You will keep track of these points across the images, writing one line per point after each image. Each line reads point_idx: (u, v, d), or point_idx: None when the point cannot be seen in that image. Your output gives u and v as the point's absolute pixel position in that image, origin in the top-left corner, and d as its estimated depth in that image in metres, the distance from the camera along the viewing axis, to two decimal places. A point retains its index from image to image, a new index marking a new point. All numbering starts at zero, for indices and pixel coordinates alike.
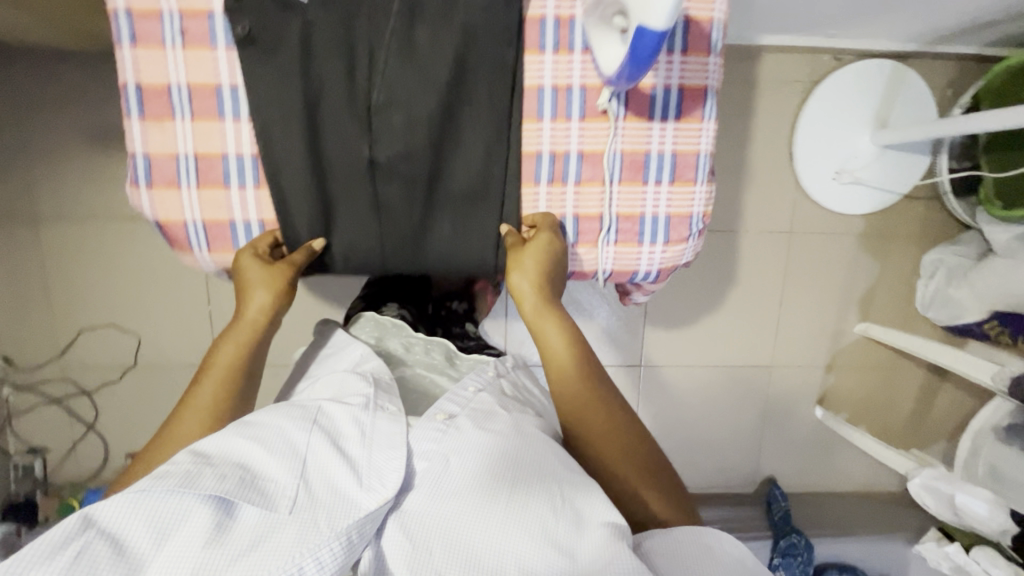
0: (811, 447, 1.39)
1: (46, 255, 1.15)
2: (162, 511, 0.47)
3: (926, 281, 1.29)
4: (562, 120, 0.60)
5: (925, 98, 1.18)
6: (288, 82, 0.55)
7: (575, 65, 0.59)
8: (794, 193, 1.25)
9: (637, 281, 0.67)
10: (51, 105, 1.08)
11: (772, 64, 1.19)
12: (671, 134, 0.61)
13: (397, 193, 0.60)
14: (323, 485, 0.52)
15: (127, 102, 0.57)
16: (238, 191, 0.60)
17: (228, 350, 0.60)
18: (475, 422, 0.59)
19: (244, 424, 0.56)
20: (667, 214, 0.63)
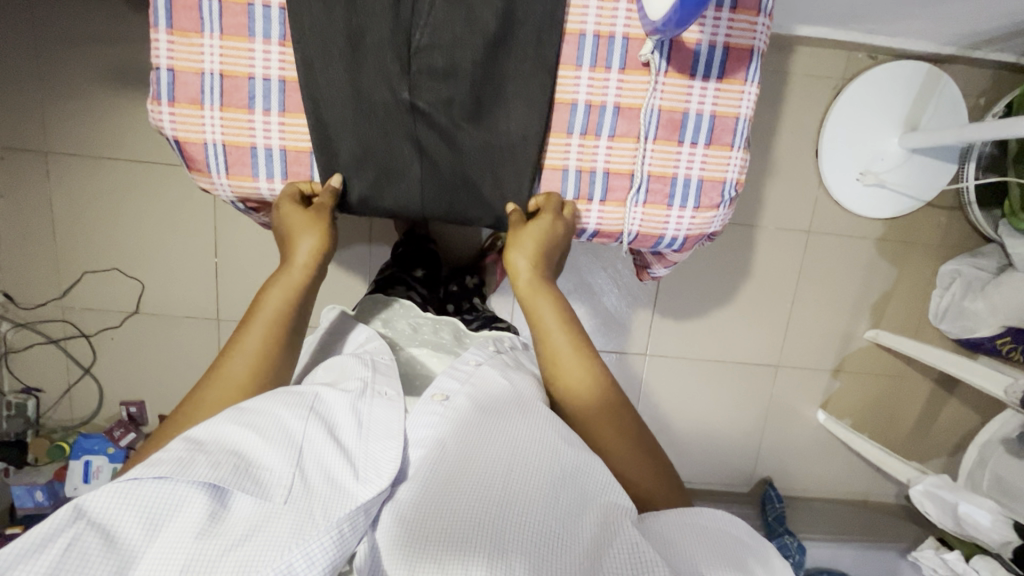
0: (810, 452, 1.38)
1: (56, 192, 1.14)
2: (155, 500, 0.44)
3: (940, 292, 1.27)
4: (602, 70, 0.58)
5: (959, 104, 1.16)
6: (331, 14, 0.53)
7: (620, 12, 0.57)
8: (815, 192, 1.23)
9: (661, 246, 0.66)
10: (72, 38, 1.06)
11: (805, 57, 1.17)
12: (712, 94, 0.60)
13: (440, 143, 0.59)
14: (320, 474, 0.50)
15: (156, 13, 0.55)
16: (261, 117, 0.58)
17: (277, 296, 0.59)
18: (472, 401, 0.59)
19: (238, 411, 0.52)
20: (700, 177, 0.62)
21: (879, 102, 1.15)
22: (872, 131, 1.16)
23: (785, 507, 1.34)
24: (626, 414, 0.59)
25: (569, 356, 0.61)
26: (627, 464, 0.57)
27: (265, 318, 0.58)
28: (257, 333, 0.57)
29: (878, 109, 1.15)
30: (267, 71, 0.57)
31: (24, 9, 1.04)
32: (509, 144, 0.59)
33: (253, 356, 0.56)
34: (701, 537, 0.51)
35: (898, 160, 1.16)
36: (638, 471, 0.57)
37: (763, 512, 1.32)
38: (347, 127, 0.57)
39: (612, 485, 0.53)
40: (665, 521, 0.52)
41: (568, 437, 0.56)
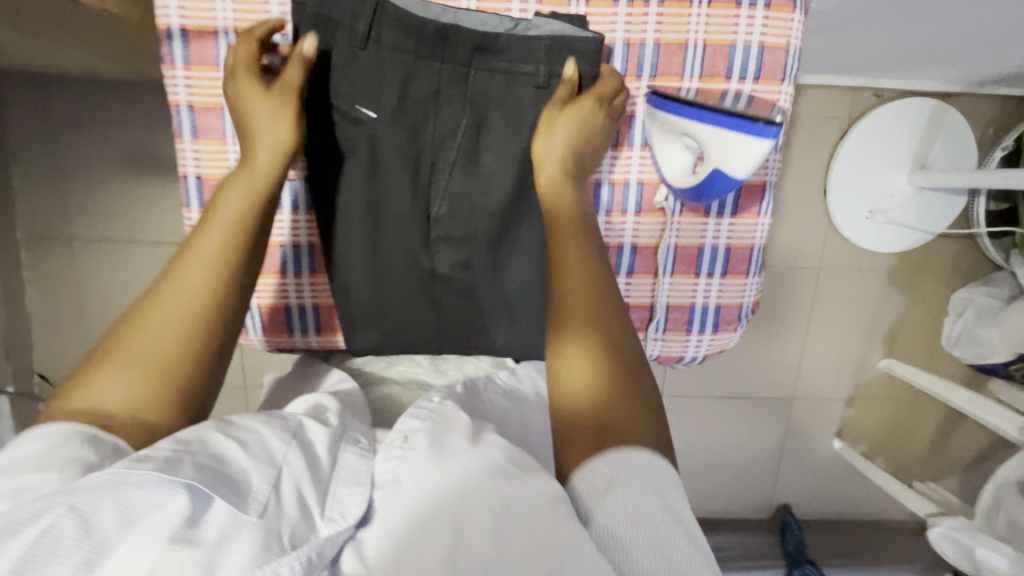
0: (827, 478, 1.40)
1: (81, 276, 1.16)
2: (139, 496, 0.41)
3: (953, 319, 1.26)
4: (620, 214, 0.69)
5: (967, 139, 1.15)
6: (353, 190, 0.63)
7: (634, 160, 0.68)
8: (825, 229, 1.24)
9: (682, 362, 0.75)
10: (87, 131, 1.08)
11: (812, 99, 1.16)
12: (726, 231, 0.70)
13: (456, 294, 0.66)
14: (293, 498, 0.46)
15: (189, 195, 0.68)
16: (295, 280, 0.70)
17: (234, 200, 0.58)
18: (432, 439, 0.52)
19: (224, 424, 0.50)
20: (717, 302, 0.72)
21: (886, 142, 1.15)
22: (880, 170, 1.16)
23: (804, 533, 1.38)
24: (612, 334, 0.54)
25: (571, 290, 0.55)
26: (608, 398, 0.50)
27: (228, 218, 0.57)
28: (215, 232, 0.56)
29: (885, 148, 1.15)
30: (297, 240, 0.69)
31: (39, 108, 1.06)
32: (515, 295, 0.67)
33: (210, 258, 0.55)
34: (659, 507, 0.45)
35: (906, 197, 1.17)
36: (628, 397, 0.50)
37: (783, 540, 1.35)
38: (372, 282, 0.65)
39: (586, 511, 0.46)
40: (610, 510, 0.45)
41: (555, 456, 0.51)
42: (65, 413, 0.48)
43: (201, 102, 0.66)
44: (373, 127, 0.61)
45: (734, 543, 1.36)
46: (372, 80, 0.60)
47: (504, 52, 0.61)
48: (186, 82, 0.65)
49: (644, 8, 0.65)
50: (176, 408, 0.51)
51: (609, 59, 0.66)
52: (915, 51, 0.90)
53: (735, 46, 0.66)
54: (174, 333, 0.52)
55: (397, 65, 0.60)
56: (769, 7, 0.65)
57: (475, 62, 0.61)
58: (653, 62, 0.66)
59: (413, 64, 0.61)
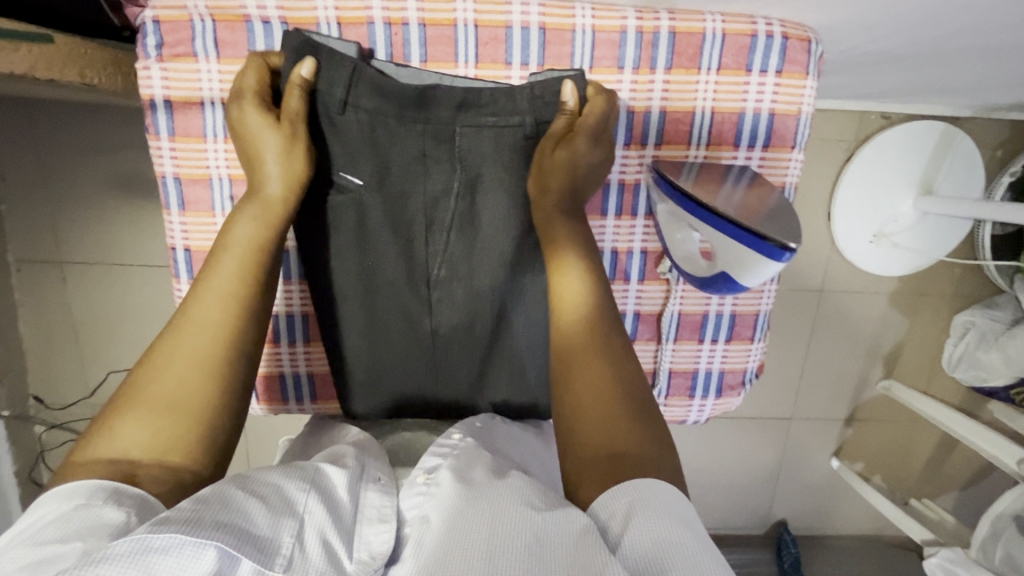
0: (823, 496, 1.41)
1: (74, 300, 1.15)
2: (164, 564, 0.38)
3: (954, 341, 1.25)
4: (623, 282, 0.70)
5: (975, 162, 1.13)
6: (346, 258, 0.63)
7: (637, 229, 0.68)
8: (828, 252, 1.22)
9: (685, 423, 0.77)
10: (74, 155, 1.06)
11: (817, 122, 1.14)
12: (730, 300, 0.70)
13: (454, 359, 0.67)
14: (317, 547, 0.45)
15: (178, 266, 0.67)
16: (289, 349, 0.72)
17: (247, 229, 0.57)
18: (456, 476, 0.52)
19: (240, 478, 0.48)
20: (720, 368, 0.73)
21: (893, 167, 1.13)
22: (885, 194, 1.14)
23: (800, 549, 1.39)
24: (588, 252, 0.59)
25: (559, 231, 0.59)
26: (603, 424, 0.49)
27: (243, 247, 0.57)
28: (231, 264, 0.56)
29: (891, 172, 1.13)
30: (291, 310, 0.70)
31: (23, 132, 1.03)
32: (526, 352, 0.68)
33: (226, 294, 0.55)
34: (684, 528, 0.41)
35: (911, 222, 1.15)
36: (628, 438, 0.48)
37: (779, 557, 1.37)
38: (372, 349, 0.67)
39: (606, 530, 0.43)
40: (637, 530, 0.40)
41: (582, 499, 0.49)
42: (90, 463, 0.46)
43: (188, 174, 0.64)
44: (359, 193, 0.61)
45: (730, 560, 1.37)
46: (356, 149, 0.60)
47: (489, 107, 0.58)
48: (171, 155, 0.64)
49: (650, 75, 0.63)
50: (203, 448, 0.50)
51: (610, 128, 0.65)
52: (927, 85, 0.88)
53: (744, 114, 0.65)
54: (193, 376, 0.51)
55: (379, 129, 0.58)
56: (780, 74, 0.64)
57: (459, 120, 0.58)
58: (659, 129, 0.65)
59: (393, 128, 0.58)
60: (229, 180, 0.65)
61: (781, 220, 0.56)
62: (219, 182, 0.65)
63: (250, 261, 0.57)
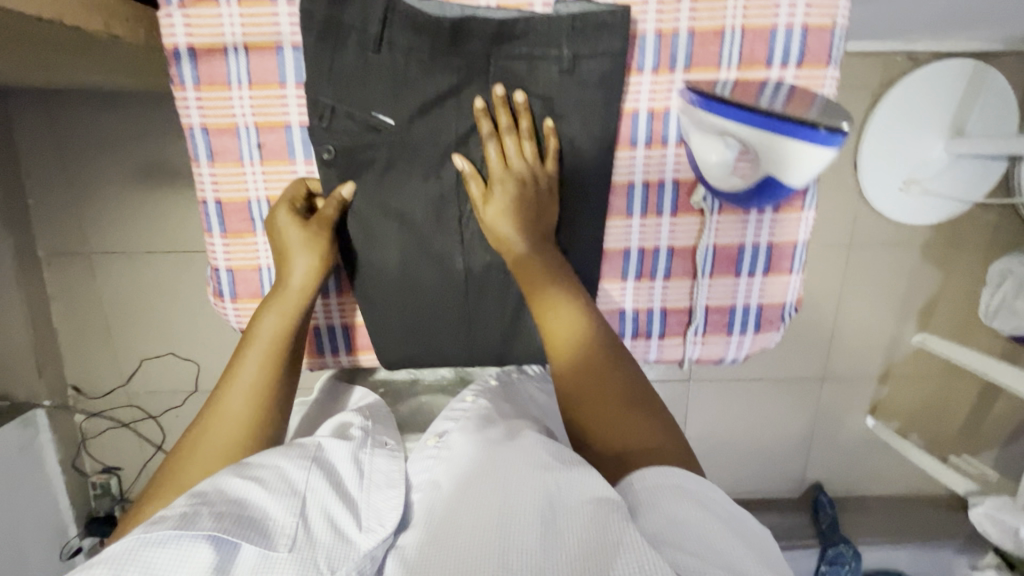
0: (859, 456, 1.38)
1: (104, 290, 1.17)
2: (164, 559, 0.43)
3: (991, 291, 1.21)
4: (653, 216, 0.69)
5: (1009, 100, 1.08)
6: (377, 199, 0.64)
7: (669, 157, 0.67)
8: (856, 204, 1.19)
9: (723, 363, 0.76)
10: (96, 144, 1.07)
11: (840, 67, 1.10)
12: (769, 228, 0.69)
13: (486, 301, 0.69)
14: (321, 522, 0.50)
15: (211, 220, 0.67)
16: (323, 301, 0.72)
17: (272, 322, 0.61)
18: (467, 433, 0.59)
19: (243, 465, 0.52)
20: (758, 303, 0.72)
21: (921, 109, 1.09)
22: (913, 139, 1.10)
23: (837, 511, 1.36)
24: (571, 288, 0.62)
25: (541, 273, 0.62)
26: (613, 427, 0.54)
27: (265, 340, 0.60)
28: (256, 354, 0.59)
29: (919, 116, 1.09)
30: None
31: (48, 123, 1.05)
32: None
33: (250, 387, 0.58)
34: (702, 512, 0.46)
35: (942, 167, 1.11)
36: (636, 432, 0.53)
37: (816, 519, 1.34)
38: (402, 299, 0.68)
39: (585, 484, 0.48)
40: (648, 515, 0.46)
41: (558, 456, 0.53)
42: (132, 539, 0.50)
43: (216, 124, 0.64)
44: (392, 132, 0.62)
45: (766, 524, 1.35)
46: (392, 87, 0.61)
47: (524, 39, 0.60)
48: (198, 104, 0.63)
49: None
50: None
51: (637, 52, 0.63)
52: (957, 14, 0.84)
53: (776, 30, 0.63)
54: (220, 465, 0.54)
55: (415, 66, 0.60)
56: None
57: (495, 53, 0.61)
58: (687, 53, 0.63)
59: (429, 65, 0.60)
60: (257, 128, 0.64)
61: (824, 110, 0.55)
62: (246, 131, 0.64)
63: (275, 348, 0.60)
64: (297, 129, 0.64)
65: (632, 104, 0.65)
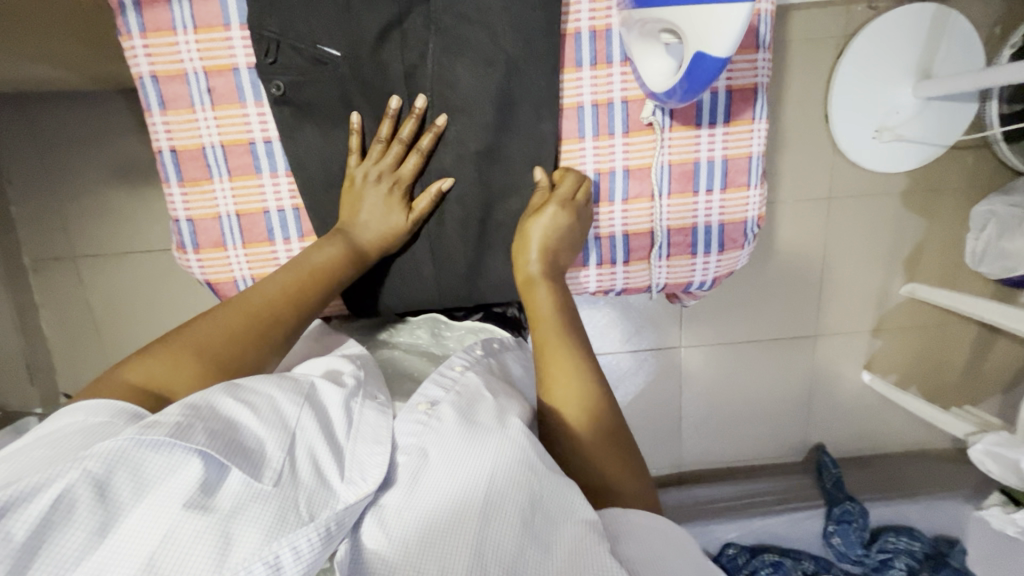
0: (859, 413, 1.37)
1: (91, 293, 1.17)
2: (152, 462, 0.43)
3: (974, 235, 1.20)
4: (605, 137, 0.71)
5: (972, 41, 1.10)
6: (333, 135, 0.68)
7: (614, 76, 0.69)
8: (831, 156, 1.19)
9: (692, 288, 0.79)
10: (77, 148, 1.09)
11: (802, 21, 1.11)
12: (721, 141, 0.71)
13: (449, 230, 0.73)
14: (309, 466, 0.48)
15: (168, 168, 0.69)
16: (285, 245, 0.72)
17: (324, 254, 0.67)
18: (458, 412, 0.55)
19: (234, 386, 0.51)
20: (720, 221, 0.74)
21: (886, 55, 1.09)
22: (881, 86, 1.11)
23: (842, 471, 1.35)
24: (581, 347, 0.64)
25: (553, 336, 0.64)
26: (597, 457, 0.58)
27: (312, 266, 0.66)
28: (297, 273, 0.65)
29: (885, 63, 1.10)
30: (283, 204, 0.71)
31: (29, 130, 1.07)
32: (511, 220, 0.73)
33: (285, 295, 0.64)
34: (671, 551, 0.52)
35: (913, 111, 1.12)
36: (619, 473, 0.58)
37: (821, 479, 1.33)
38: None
39: (578, 501, 0.50)
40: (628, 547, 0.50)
41: (543, 456, 0.53)
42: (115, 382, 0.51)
43: (164, 71, 0.66)
44: (337, 64, 0.64)
45: (772, 489, 1.33)
46: (335, 18, 0.63)
47: None
48: (145, 52, 0.65)
49: None
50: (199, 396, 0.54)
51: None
52: None
53: None
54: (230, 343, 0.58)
55: None
56: None
57: None
58: None
59: None
60: (205, 73, 0.66)
61: None
62: (194, 76, 0.66)
63: (317, 277, 0.66)
64: (244, 70, 0.66)
65: (574, 23, 0.68)
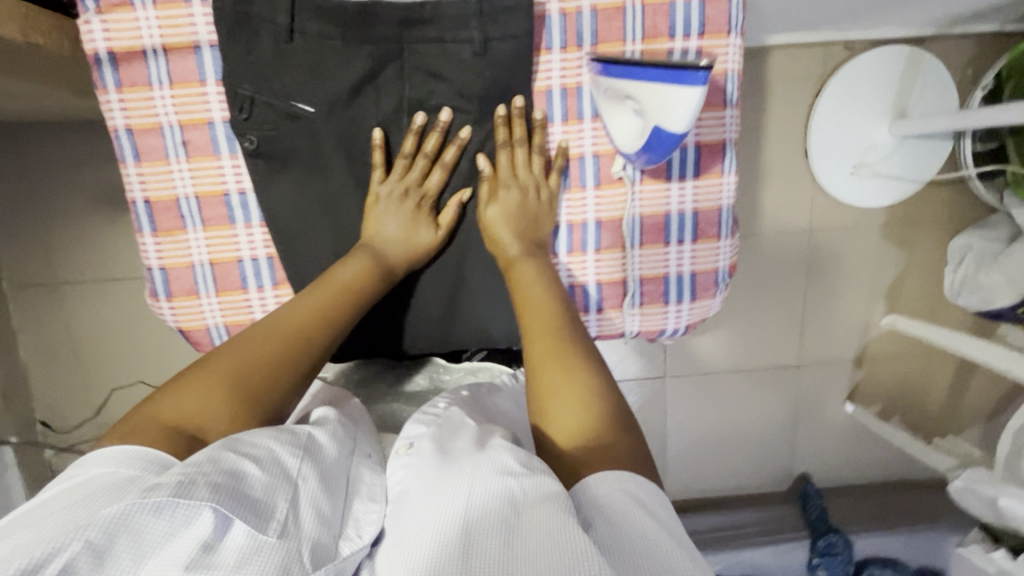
0: (843, 443, 1.37)
1: (72, 321, 1.16)
2: (154, 527, 0.39)
3: (953, 269, 1.22)
4: (578, 190, 0.73)
5: (945, 82, 1.13)
6: (307, 188, 0.68)
7: (586, 131, 0.71)
8: (812, 190, 1.21)
9: (666, 335, 0.78)
10: (62, 176, 1.09)
11: (782, 60, 1.14)
12: (691, 194, 0.72)
13: (422, 279, 0.74)
14: (310, 514, 0.46)
15: (141, 218, 0.69)
16: (259, 294, 0.72)
17: (350, 271, 0.67)
18: (438, 447, 0.53)
19: (235, 440, 0.48)
20: (691, 270, 0.75)
21: (862, 95, 1.12)
22: (858, 125, 1.14)
23: (827, 501, 1.34)
24: (562, 316, 0.64)
25: (543, 343, 0.61)
26: (569, 410, 0.54)
27: (341, 282, 0.66)
28: (327, 289, 0.65)
29: (862, 103, 1.13)
30: (257, 252, 0.71)
31: (13, 158, 1.07)
32: (487, 269, 0.74)
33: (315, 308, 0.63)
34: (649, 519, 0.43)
35: (890, 148, 1.14)
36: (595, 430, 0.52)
37: (806, 510, 1.32)
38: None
39: (552, 486, 0.45)
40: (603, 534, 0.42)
41: (524, 458, 0.48)
42: (149, 420, 0.50)
43: (141, 125, 0.66)
44: (312, 120, 0.65)
45: (758, 520, 1.33)
46: (310, 77, 0.64)
47: (431, 22, 0.64)
48: (121, 107, 0.65)
49: None
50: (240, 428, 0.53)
51: (545, 32, 0.67)
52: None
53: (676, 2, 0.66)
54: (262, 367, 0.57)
55: (331, 54, 0.64)
56: None
57: (405, 36, 0.64)
58: (593, 29, 0.67)
59: (343, 52, 0.64)
60: (181, 126, 0.66)
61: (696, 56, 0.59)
62: (170, 130, 0.67)
63: (347, 292, 0.66)
64: (220, 123, 0.67)
65: (544, 82, 0.69)
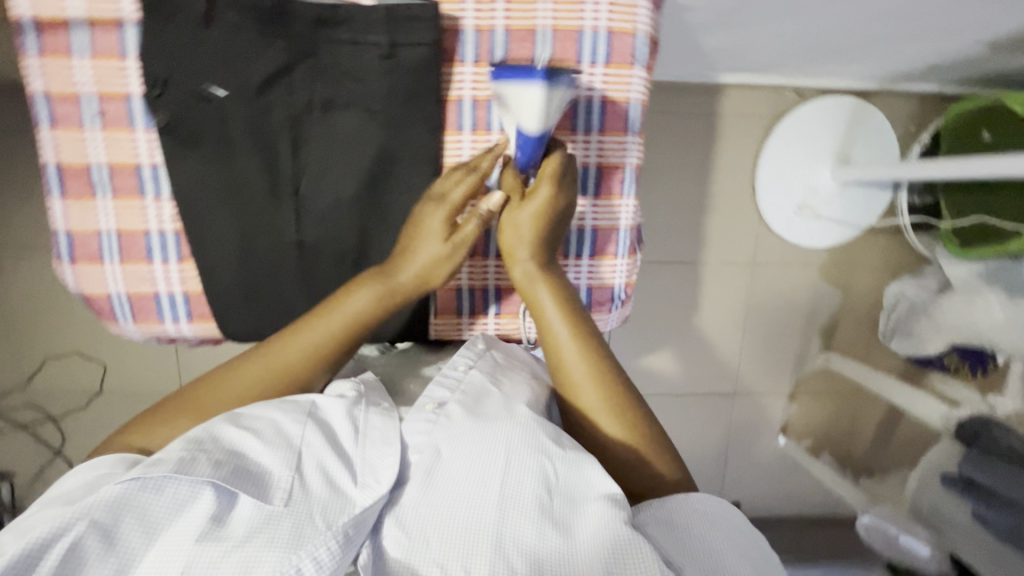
0: (775, 474, 1.40)
1: (9, 285, 1.15)
2: (156, 507, 0.44)
3: (886, 313, 1.27)
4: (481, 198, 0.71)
5: (886, 136, 1.20)
6: (213, 170, 0.65)
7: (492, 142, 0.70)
8: (757, 225, 1.26)
9: None
10: (14, 139, 1.09)
11: (734, 98, 1.19)
12: (592, 212, 0.73)
13: (326, 275, 0.70)
14: (319, 476, 0.49)
15: (50, 182, 0.67)
16: (163, 268, 0.69)
17: (355, 304, 0.63)
18: (464, 409, 0.55)
19: (235, 416, 0.52)
20: (588, 285, 0.75)
21: (807, 141, 1.18)
22: (801, 167, 1.20)
23: None
24: (587, 325, 0.64)
25: (569, 356, 0.61)
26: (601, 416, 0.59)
27: (346, 315, 0.63)
28: (326, 327, 0.62)
29: (806, 148, 1.19)
30: (164, 226, 0.68)
31: None
32: None
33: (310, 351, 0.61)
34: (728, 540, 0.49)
35: (832, 192, 1.21)
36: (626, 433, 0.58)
37: None
38: (241, 270, 0.69)
39: (593, 479, 0.50)
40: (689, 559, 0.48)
41: (557, 437, 0.53)
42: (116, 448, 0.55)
43: (58, 90, 0.64)
44: (223, 105, 0.63)
45: None
46: (223, 63, 0.62)
47: (346, 24, 0.63)
48: (41, 71, 0.64)
49: None
50: None
51: (458, 45, 0.67)
52: (819, 50, 0.92)
53: (583, 31, 0.67)
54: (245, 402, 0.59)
55: (243, 43, 0.62)
56: None
57: (320, 35, 0.63)
58: (505, 47, 0.67)
59: (256, 42, 0.62)
60: (98, 96, 0.65)
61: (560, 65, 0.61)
62: (87, 99, 0.65)
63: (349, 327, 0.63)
64: (137, 98, 0.65)
65: (457, 92, 0.69)
